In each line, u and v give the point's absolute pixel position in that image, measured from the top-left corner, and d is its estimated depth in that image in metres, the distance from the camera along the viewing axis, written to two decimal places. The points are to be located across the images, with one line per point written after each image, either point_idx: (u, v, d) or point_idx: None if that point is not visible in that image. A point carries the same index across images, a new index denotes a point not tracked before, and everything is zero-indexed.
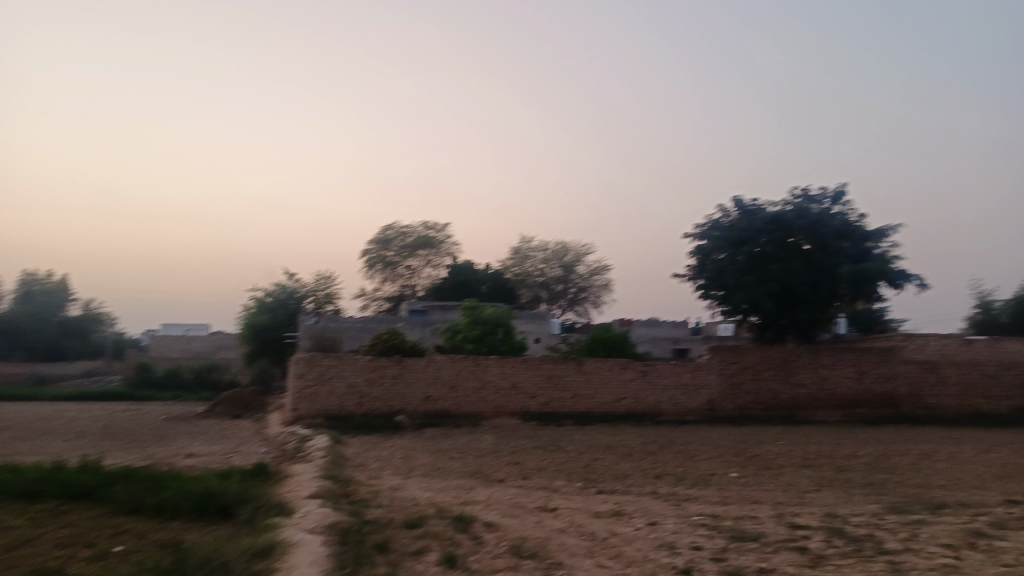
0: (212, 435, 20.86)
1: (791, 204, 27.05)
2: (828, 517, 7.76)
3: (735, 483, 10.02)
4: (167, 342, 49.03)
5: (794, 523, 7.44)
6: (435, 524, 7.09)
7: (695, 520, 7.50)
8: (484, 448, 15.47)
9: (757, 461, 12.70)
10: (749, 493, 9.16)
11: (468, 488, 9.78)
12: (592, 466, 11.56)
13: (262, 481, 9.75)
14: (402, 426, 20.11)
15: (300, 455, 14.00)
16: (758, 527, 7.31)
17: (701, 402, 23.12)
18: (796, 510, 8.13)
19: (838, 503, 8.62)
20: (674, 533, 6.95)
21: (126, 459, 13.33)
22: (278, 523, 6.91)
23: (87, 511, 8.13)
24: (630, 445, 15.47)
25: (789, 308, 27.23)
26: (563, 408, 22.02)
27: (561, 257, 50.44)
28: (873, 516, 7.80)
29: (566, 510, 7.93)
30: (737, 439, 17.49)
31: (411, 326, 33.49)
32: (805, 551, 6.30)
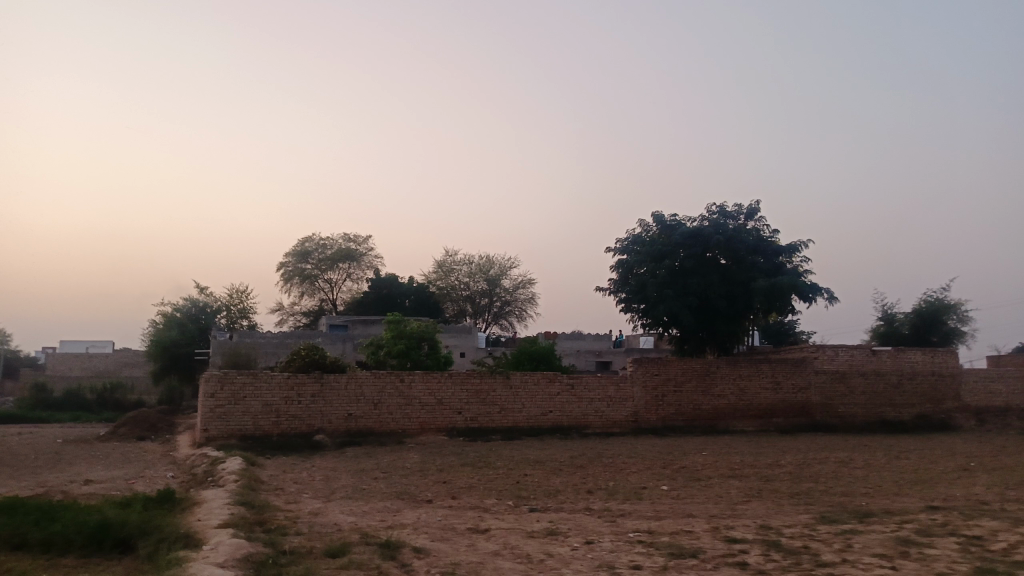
0: (114, 459, 19.40)
1: (709, 220, 27.73)
2: (762, 529, 7.70)
3: (668, 496, 9.92)
4: (65, 360, 45.90)
5: (731, 537, 7.33)
6: (361, 551, 6.60)
7: (632, 537, 7.29)
8: (409, 467, 14.94)
9: (685, 473, 12.71)
10: (683, 507, 9.05)
11: (395, 510, 9.29)
12: (522, 484, 11.25)
13: (167, 510, 8.96)
14: (321, 445, 19.26)
15: (211, 479, 13.10)
16: (695, 542, 7.17)
17: (626, 415, 23.22)
18: (730, 523, 8.05)
19: (770, 515, 8.61)
20: (612, 552, 6.71)
21: (13, 488, 12.11)
22: (184, 557, 6.24)
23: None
24: (558, 459, 15.27)
25: (708, 321, 27.83)
26: (489, 423, 21.67)
27: (485, 270, 50.29)
28: (806, 527, 7.81)
29: (499, 532, 7.58)
30: (663, 451, 17.57)
31: (332, 341, 32.48)
32: (745, 566, 6.19)
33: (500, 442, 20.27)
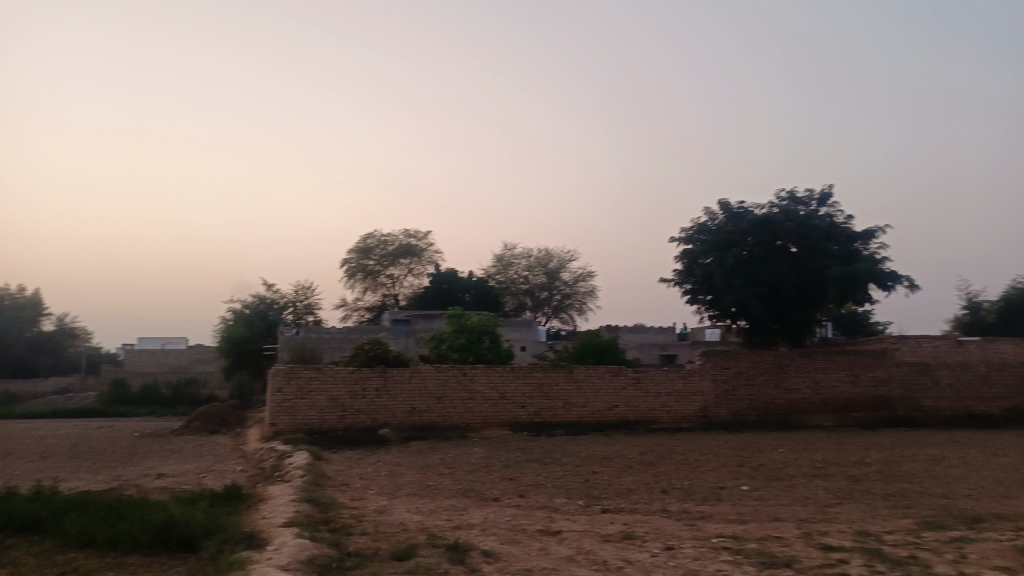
0: (187, 452, 19.80)
1: (778, 206, 26.53)
2: (860, 535, 7.07)
3: (750, 497, 9.31)
4: (143, 357, 47.66)
5: (825, 545, 6.73)
6: (429, 554, 6.29)
7: (716, 543, 6.77)
8: (474, 462, 14.67)
9: (764, 472, 12.03)
10: (767, 509, 8.46)
11: (463, 509, 8.99)
12: (592, 482, 10.80)
13: (233, 508, 8.87)
14: (386, 439, 19.22)
15: (279, 474, 13.09)
16: (786, 549, 6.61)
17: (695, 410, 22.45)
18: (823, 528, 7.43)
19: (865, 519, 7.93)
20: (696, 560, 6.22)
21: (88, 482, 12.34)
22: (247, 558, 6.02)
23: (32, 546, 7.22)
24: (627, 456, 14.75)
25: (778, 311, 26.70)
26: (554, 418, 21.26)
27: (545, 264, 49.84)
28: (910, 533, 7.13)
29: (571, 535, 7.18)
30: (736, 447, 16.84)
31: (394, 336, 32.64)
32: None
33: (565, 438, 19.85)
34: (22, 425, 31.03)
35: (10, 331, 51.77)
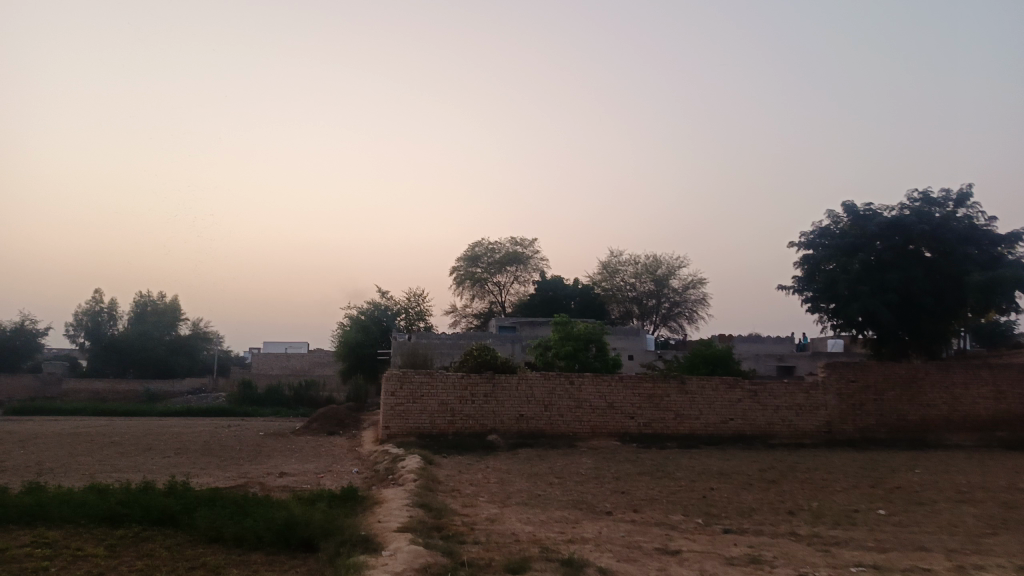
0: (306, 453, 20.62)
1: (910, 208, 24.67)
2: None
3: (889, 523, 8.56)
4: (268, 360, 50.48)
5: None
6: (543, 568, 6.11)
7: (854, 573, 6.22)
8: (584, 472, 14.39)
9: (901, 494, 11.07)
10: (911, 537, 7.73)
11: (576, 521, 8.76)
12: (710, 498, 10.30)
13: (350, 509, 9.06)
14: (495, 446, 19.27)
15: (392, 477, 13.34)
16: None
17: (818, 424, 21.16)
18: (979, 561, 6.67)
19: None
20: None
21: (217, 479, 13.02)
22: (364, 563, 6.04)
23: (168, 539, 7.61)
24: (745, 472, 14.03)
25: (910, 321, 24.82)
26: (665, 430, 20.64)
27: (652, 271, 48.75)
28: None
29: (692, 555, 6.81)
30: (865, 466, 15.68)
31: (501, 343, 32.86)
32: None
33: (677, 451, 19.19)
34: (161, 422, 33.51)
35: (152, 335, 56.24)
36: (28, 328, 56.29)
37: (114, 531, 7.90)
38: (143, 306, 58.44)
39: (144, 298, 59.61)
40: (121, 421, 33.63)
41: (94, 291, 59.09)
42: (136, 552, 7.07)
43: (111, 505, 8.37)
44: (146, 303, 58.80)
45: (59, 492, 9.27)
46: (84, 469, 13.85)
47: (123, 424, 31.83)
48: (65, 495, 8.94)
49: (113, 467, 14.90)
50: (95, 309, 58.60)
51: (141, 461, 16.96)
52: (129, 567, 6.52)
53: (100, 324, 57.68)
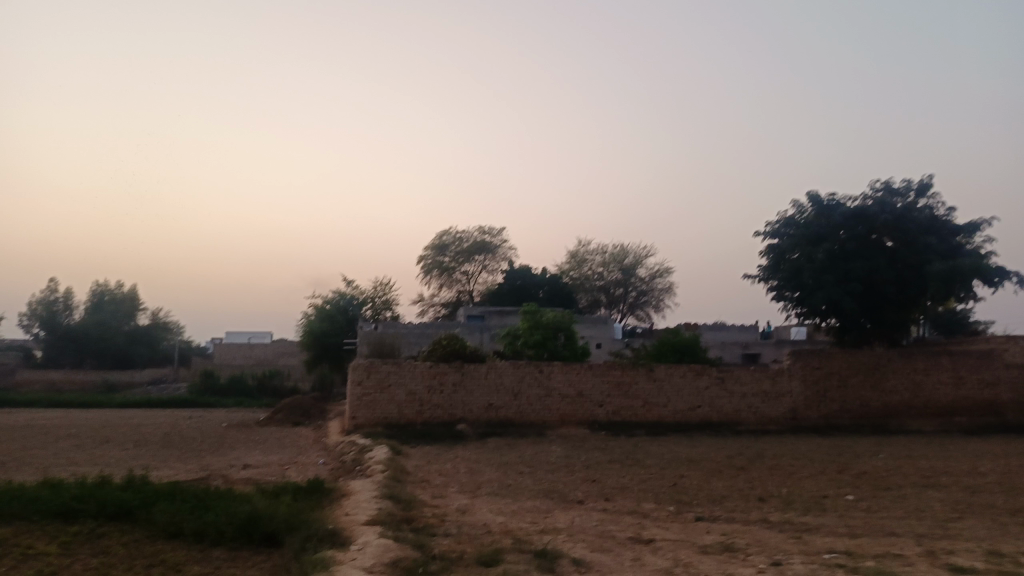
0: (271, 444, 20.24)
1: (872, 198, 25.03)
2: (993, 557, 6.32)
3: (858, 509, 8.60)
4: (231, 349, 49.57)
5: (957, 565, 6.04)
6: (516, 560, 5.97)
7: (828, 560, 6.19)
8: (554, 461, 14.31)
9: (869, 480, 11.19)
10: (881, 523, 7.76)
11: (548, 511, 8.66)
12: (681, 486, 10.28)
13: (316, 502, 8.82)
14: (464, 435, 19.13)
15: (359, 468, 13.09)
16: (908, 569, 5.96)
17: (783, 411, 21.42)
18: (949, 546, 6.71)
19: (995, 538, 7.13)
20: None
21: (178, 472, 12.65)
22: (330, 558, 5.84)
23: (126, 535, 7.30)
24: (714, 459, 14.10)
25: (873, 309, 25.21)
26: (633, 418, 20.70)
27: (620, 260, 48.89)
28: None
29: (666, 544, 6.73)
30: (831, 452, 15.89)
31: (470, 331, 32.66)
32: None
33: (645, 439, 19.25)
34: (120, 413, 32.67)
35: (111, 325, 54.85)
36: None
37: (67, 528, 7.56)
38: (100, 295, 56.98)
39: (101, 287, 58.10)
40: (78, 413, 32.73)
41: (50, 279, 57.39)
42: (91, 549, 6.76)
43: (64, 500, 8.01)
44: (104, 291, 57.34)
45: (9, 487, 8.88)
46: (38, 463, 13.35)
47: (81, 416, 30.98)
48: (14, 490, 8.54)
49: (68, 460, 14.40)
50: (51, 298, 56.95)
51: (99, 454, 16.47)
52: (82, 566, 6.20)
53: (56, 313, 56.09)
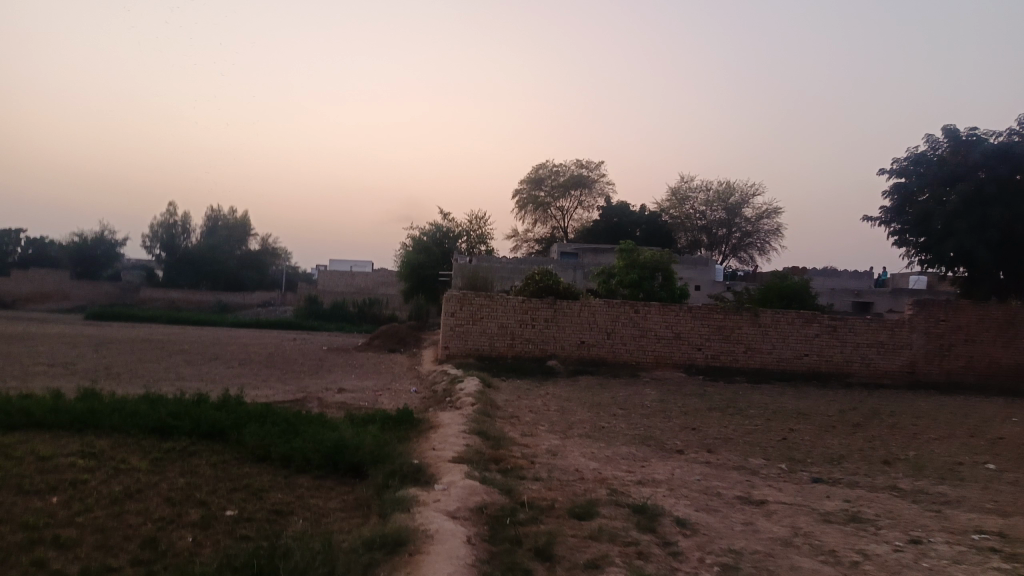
0: (366, 368, 20.55)
1: (1020, 133, 22.11)
2: None
3: (1007, 483, 7.54)
4: (334, 277, 51.14)
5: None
6: (612, 515, 5.42)
7: (976, 542, 5.32)
8: (649, 404, 13.68)
9: (1010, 445, 9.95)
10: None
11: (645, 461, 8.07)
12: (792, 441, 9.42)
13: (404, 434, 8.57)
14: (555, 371, 18.74)
15: (450, 399, 12.90)
16: None
17: (900, 364, 19.81)
18: None
19: None
20: (955, 564, 4.82)
21: (275, 393, 12.86)
22: (413, 498, 5.48)
23: (220, 454, 7.28)
24: (824, 412, 13.07)
25: (1010, 258, 22.69)
26: (734, 363, 19.69)
27: (725, 198, 46.32)
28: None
29: (781, 507, 6.02)
30: (956, 412, 14.49)
31: (564, 268, 32.03)
32: None
33: (746, 386, 18.26)
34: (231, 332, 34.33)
35: (224, 249, 57.53)
36: (108, 237, 58.32)
37: (163, 443, 7.60)
38: (215, 221, 60.07)
39: (216, 213, 61.19)
40: (194, 331, 34.69)
41: (170, 205, 60.86)
42: (184, 467, 6.73)
43: (161, 417, 8.06)
44: (218, 217, 60.37)
45: (118, 398, 9.12)
46: (149, 376, 13.90)
47: (197, 334, 32.70)
48: (117, 402, 8.73)
49: (176, 376, 14.93)
50: (170, 221, 60.17)
51: (205, 370, 17.10)
52: (169, 484, 6.12)
53: (175, 236, 59.30)
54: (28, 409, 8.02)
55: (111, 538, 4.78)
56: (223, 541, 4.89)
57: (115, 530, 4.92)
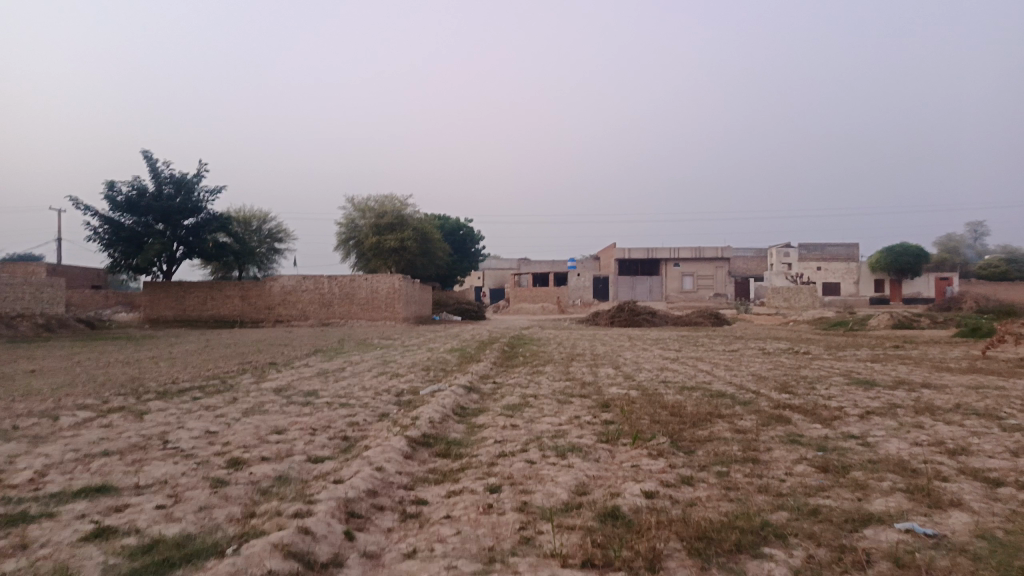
0: (306, 339, 21.81)
1: None
2: (908, 421, 7.33)
3: (827, 391, 9.68)
4: None
5: (892, 425, 7.13)
6: (505, 424, 7.17)
7: (768, 420, 7.27)
8: (564, 357, 15.60)
9: (849, 373, 12.23)
10: (842, 400, 8.81)
11: (550, 387, 9.92)
12: (670, 375, 11.45)
13: (346, 385, 10.19)
14: (482, 342, 20.53)
15: (385, 360, 14.48)
16: (832, 426, 7.04)
17: (788, 338, 22.42)
18: (877, 415, 7.72)
19: (923, 409, 8.14)
20: (744, 429, 6.77)
21: (227, 361, 14.15)
22: (352, 427, 7.09)
23: (190, 400, 8.72)
24: (710, 358, 15.29)
25: None
26: (643, 339, 21.96)
27: None
28: (984, 420, 7.39)
29: (639, 408, 7.94)
30: (825, 355, 16.94)
31: None
32: (877, 447, 6.04)
33: (654, 346, 20.41)
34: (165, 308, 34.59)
35: None
36: None
37: (140, 398, 8.98)
38: None
39: None
40: (130, 317, 34.87)
41: None
42: (163, 407, 8.18)
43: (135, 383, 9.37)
44: None
45: (90, 384, 10.42)
46: (105, 359, 14.94)
47: (133, 319, 33.02)
48: (93, 387, 9.97)
49: (128, 355, 15.96)
50: None
51: (152, 348, 18.07)
52: (156, 417, 7.59)
53: None
54: (15, 395, 9.26)
55: (121, 443, 6.26)
56: (207, 440, 6.40)
57: (122, 440, 6.39)
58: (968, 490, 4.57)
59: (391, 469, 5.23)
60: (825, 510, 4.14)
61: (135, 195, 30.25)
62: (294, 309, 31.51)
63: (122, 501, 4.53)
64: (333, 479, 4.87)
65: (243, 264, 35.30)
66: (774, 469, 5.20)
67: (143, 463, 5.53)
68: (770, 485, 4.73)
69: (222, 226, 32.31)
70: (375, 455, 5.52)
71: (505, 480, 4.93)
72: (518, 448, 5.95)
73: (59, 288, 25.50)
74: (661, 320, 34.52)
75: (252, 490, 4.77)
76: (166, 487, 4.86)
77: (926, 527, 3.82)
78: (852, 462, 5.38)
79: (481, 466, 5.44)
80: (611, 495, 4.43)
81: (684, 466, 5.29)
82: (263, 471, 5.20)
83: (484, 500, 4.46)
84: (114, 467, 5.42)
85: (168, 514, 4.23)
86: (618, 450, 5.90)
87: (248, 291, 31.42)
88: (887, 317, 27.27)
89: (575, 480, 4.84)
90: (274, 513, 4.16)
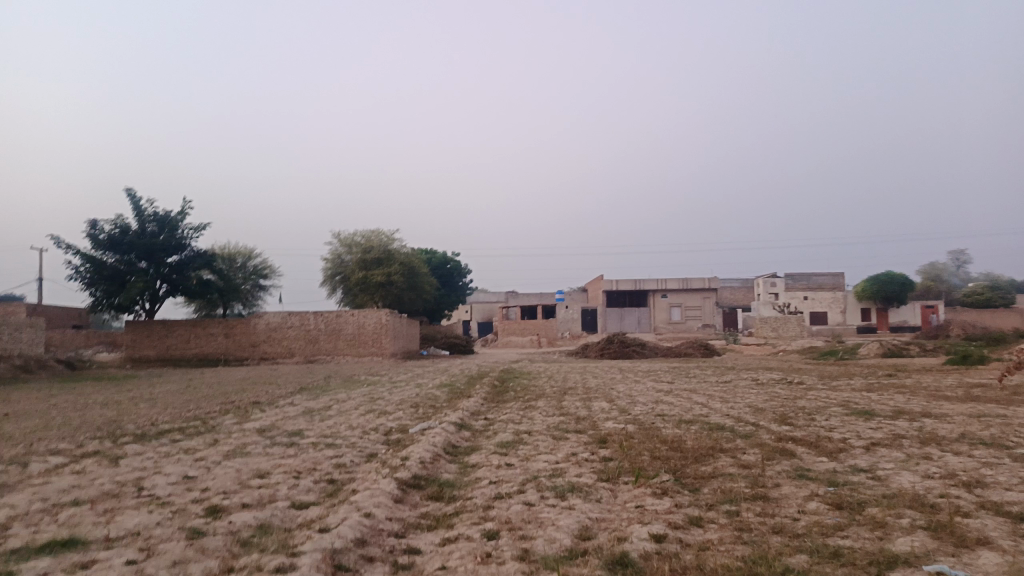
0: (291, 376, 21.32)
1: None
2: (915, 453, 7.09)
3: (827, 423, 9.44)
4: None
5: (899, 457, 6.88)
6: (499, 463, 6.86)
7: (771, 453, 7.01)
8: (556, 391, 15.29)
9: (846, 403, 12.00)
10: (844, 431, 8.57)
11: (544, 423, 9.62)
12: (665, 408, 11.17)
13: (332, 424, 9.83)
14: (471, 376, 20.16)
15: (372, 397, 14.10)
16: (838, 459, 6.78)
17: (781, 368, 22.26)
18: (881, 447, 7.47)
19: (928, 439, 7.91)
20: (748, 464, 6.51)
21: (209, 400, 13.71)
22: (338, 469, 6.75)
23: (169, 443, 8.35)
24: (703, 390, 15.04)
25: None
26: (635, 371, 21.66)
27: None
28: (993, 450, 7.17)
29: (637, 443, 7.65)
30: (818, 384, 16.75)
31: None
32: (889, 481, 5.78)
33: (646, 377, 20.14)
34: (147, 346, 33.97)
35: None
36: None
37: (116, 442, 8.58)
38: None
39: None
40: (112, 357, 34.20)
41: None
42: (140, 451, 7.80)
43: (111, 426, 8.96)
44: None
45: (65, 428, 9.98)
46: (82, 401, 14.43)
47: (114, 358, 32.37)
48: (67, 431, 9.54)
49: (107, 396, 15.47)
50: None
51: (133, 388, 17.56)
52: (132, 462, 7.21)
53: None
54: None
55: (93, 491, 5.89)
56: (184, 486, 6.04)
57: (95, 488, 6.02)
58: (992, 526, 4.32)
59: (381, 515, 4.91)
60: (847, 552, 3.88)
61: (117, 232, 29.86)
62: (279, 346, 31.03)
63: (90, 556, 4.18)
64: (319, 528, 4.55)
65: (228, 301, 34.83)
66: (786, 507, 4.93)
67: (115, 513, 5.18)
68: (784, 525, 4.47)
69: (206, 263, 31.94)
70: (362, 500, 5.21)
71: (503, 524, 4.63)
72: (515, 489, 5.65)
73: (39, 328, 24.94)
74: (651, 351, 34.29)
75: (231, 542, 4.44)
76: (139, 539, 4.52)
77: (957, 569, 3.56)
78: (866, 498, 5.13)
79: (477, 509, 5.13)
80: (618, 540, 4.15)
81: (691, 505, 5.01)
82: (244, 520, 4.87)
83: (482, 548, 4.16)
84: (85, 518, 5.06)
85: (139, 570, 3.90)
86: (620, 489, 5.61)
87: (232, 329, 30.94)
88: (877, 346, 27.20)
89: (578, 523, 4.55)
90: (254, 568, 3.84)
